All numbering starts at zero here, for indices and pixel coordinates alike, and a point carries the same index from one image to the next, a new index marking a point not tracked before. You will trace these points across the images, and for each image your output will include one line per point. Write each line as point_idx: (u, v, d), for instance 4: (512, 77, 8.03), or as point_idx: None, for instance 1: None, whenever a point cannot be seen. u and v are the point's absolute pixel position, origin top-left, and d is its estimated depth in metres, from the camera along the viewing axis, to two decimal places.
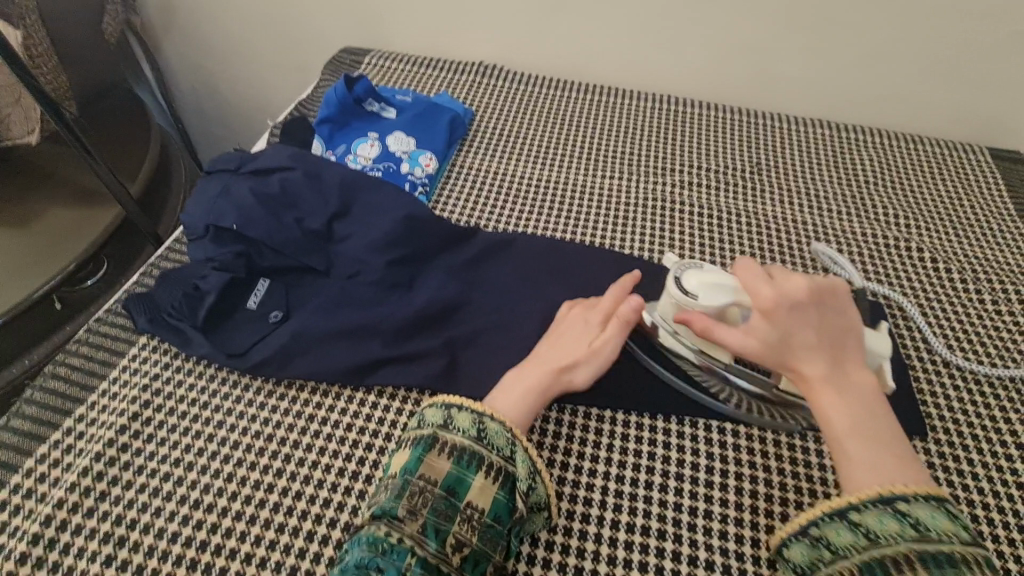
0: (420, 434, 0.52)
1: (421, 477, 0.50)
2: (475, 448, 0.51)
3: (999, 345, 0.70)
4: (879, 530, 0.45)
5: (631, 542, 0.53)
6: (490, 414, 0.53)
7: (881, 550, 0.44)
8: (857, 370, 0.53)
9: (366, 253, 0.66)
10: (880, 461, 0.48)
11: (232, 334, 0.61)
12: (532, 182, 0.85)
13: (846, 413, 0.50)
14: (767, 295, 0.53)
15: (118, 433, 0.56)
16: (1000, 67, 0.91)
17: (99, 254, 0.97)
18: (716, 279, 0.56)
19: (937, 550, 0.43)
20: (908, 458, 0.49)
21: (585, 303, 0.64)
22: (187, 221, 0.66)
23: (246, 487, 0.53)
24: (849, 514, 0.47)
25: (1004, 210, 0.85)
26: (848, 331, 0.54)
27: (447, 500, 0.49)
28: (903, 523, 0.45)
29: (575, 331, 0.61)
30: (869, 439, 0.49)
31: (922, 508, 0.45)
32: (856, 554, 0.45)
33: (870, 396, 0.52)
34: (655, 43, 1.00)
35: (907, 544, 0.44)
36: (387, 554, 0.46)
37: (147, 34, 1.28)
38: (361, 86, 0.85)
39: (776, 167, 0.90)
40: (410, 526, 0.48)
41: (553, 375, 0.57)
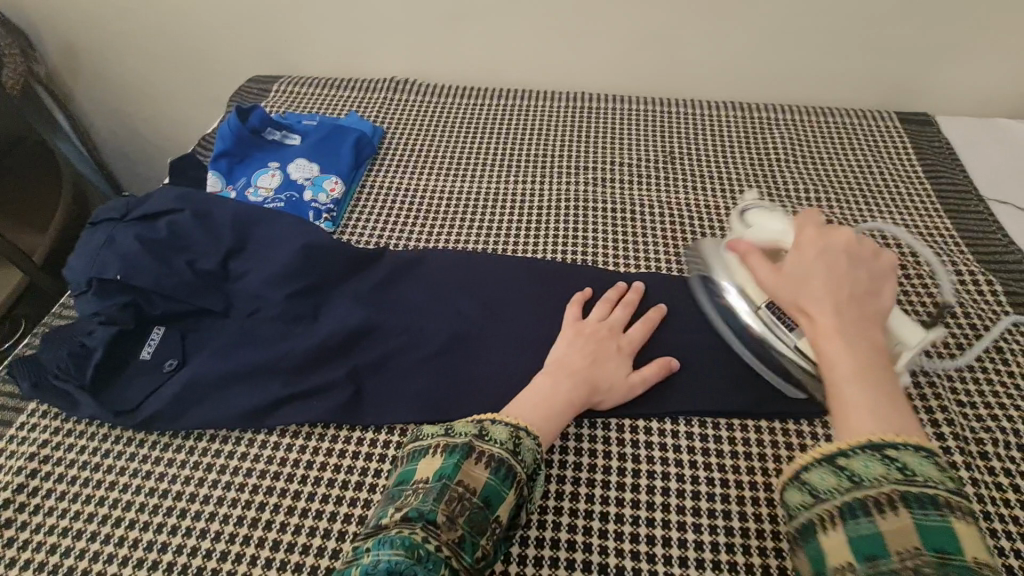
0: (453, 441, 0.50)
1: (460, 484, 0.48)
2: (512, 461, 0.50)
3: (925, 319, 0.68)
4: (864, 473, 0.42)
5: (541, 557, 0.53)
6: (527, 428, 0.52)
7: (862, 492, 0.41)
8: (876, 331, 0.50)
9: (265, 288, 0.65)
10: (879, 409, 0.44)
11: (122, 390, 0.58)
12: (444, 195, 0.84)
13: (854, 359, 0.47)
14: (806, 239, 0.55)
15: (2, 507, 0.53)
16: (893, 33, 0.93)
17: (11, 315, 0.95)
18: (772, 219, 0.64)
19: (923, 492, 0.40)
20: (911, 413, 0.45)
21: (612, 328, 0.63)
22: (71, 276, 0.64)
23: (138, 549, 0.51)
24: (836, 458, 0.44)
25: (913, 173, 0.86)
26: (875, 293, 0.52)
27: (482, 512, 0.47)
28: (891, 466, 0.41)
29: (617, 362, 0.61)
30: (871, 386, 0.46)
31: (912, 454, 0.42)
32: (839, 496, 0.42)
33: (879, 353, 0.48)
34: (562, 42, 1.01)
35: (890, 485, 0.41)
36: (423, 562, 0.43)
37: (54, 83, 1.25)
38: (256, 116, 0.83)
39: (688, 154, 0.90)
40: (445, 534, 0.45)
41: (584, 396, 0.58)
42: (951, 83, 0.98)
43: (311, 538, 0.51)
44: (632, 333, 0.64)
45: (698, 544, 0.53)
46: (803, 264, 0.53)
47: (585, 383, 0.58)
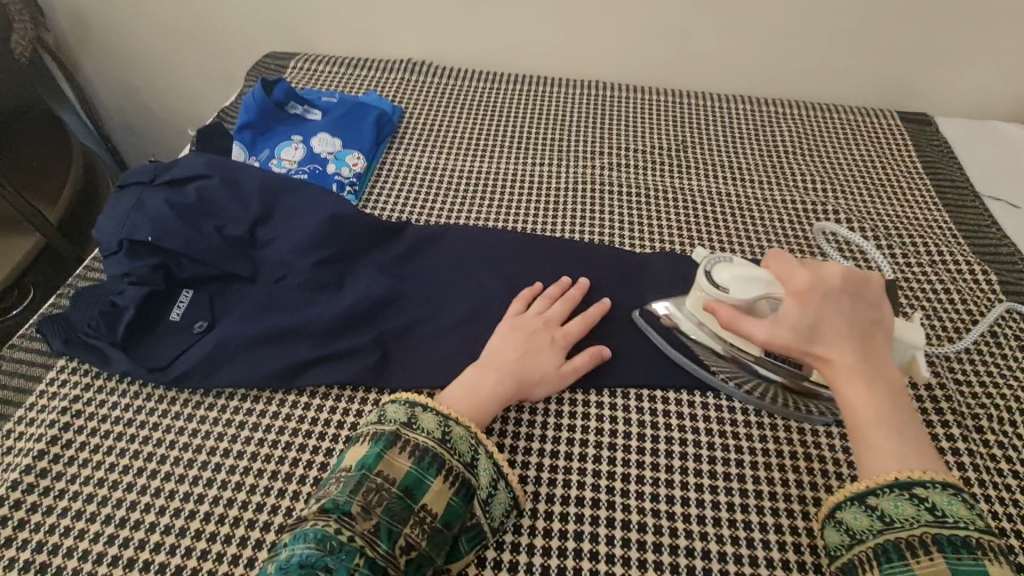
0: (381, 430, 0.53)
1: (379, 474, 0.50)
2: (438, 450, 0.52)
3: (926, 306, 0.72)
4: (896, 515, 0.46)
5: (564, 513, 0.55)
6: (456, 418, 0.54)
7: (895, 534, 0.46)
8: (890, 363, 0.51)
9: (292, 255, 0.66)
10: (904, 450, 0.48)
11: (154, 348, 0.60)
12: (463, 174, 0.85)
13: (876, 399, 0.49)
14: (803, 279, 0.52)
15: (37, 458, 0.54)
16: (898, 34, 0.96)
17: (22, 282, 0.94)
18: (750, 273, 0.55)
19: (954, 534, 0.44)
20: (930, 448, 0.48)
21: (546, 320, 0.64)
22: (100, 238, 0.65)
23: (174, 500, 0.52)
24: (867, 498, 0.48)
25: (913, 168, 0.90)
26: (878, 324, 0.52)
27: (402, 502, 0.49)
28: (922, 508, 0.46)
29: (548, 355, 0.61)
30: (894, 428, 0.48)
31: (940, 494, 0.46)
32: (873, 537, 0.47)
33: (897, 387, 0.50)
34: (578, 30, 1.02)
35: (921, 527, 0.45)
36: (335, 553, 0.45)
37: (62, 53, 1.24)
38: (280, 89, 0.84)
39: (700, 143, 0.92)
40: (361, 524, 0.47)
41: (515, 387, 0.59)
42: (952, 84, 1.02)
43: None
44: (567, 326, 0.64)
45: (715, 504, 0.56)
46: (811, 310, 0.51)
47: (513, 376, 0.59)
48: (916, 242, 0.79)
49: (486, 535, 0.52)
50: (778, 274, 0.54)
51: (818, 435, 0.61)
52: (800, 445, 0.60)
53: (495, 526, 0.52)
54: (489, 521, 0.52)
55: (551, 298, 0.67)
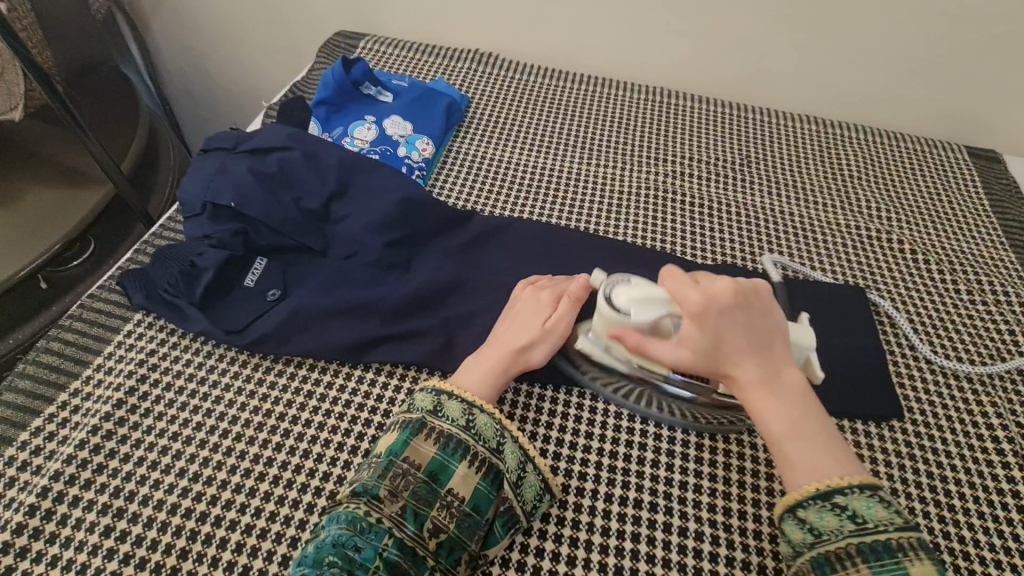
0: (408, 417, 0.54)
1: (405, 459, 0.51)
2: (462, 436, 0.52)
3: (989, 345, 0.71)
4: (822, 527, 0.47)
5: (622, 514, 0.55)
6: (480, 405, 0.54)
7: (824, 546, 0.46)
8: (792, 369, 0.52)
9: (364, 233, 0.67)
10: (816, 458, 0.49)
11: (231, 311, 0.61)
12: (526, 169, 0.86)
13: (783, 413, 0.50)
14: (696, 300, 0.51)
15: (115, 407, 0.56)
16: (978, 68, 0.94)
17: (87, 234, 0.96)
18: (647, 293, 0.54)
19: (874, 539, 0.45)
20: (841, 449, 0.50)
21: (534, 285, 0.64)
22: (184, 199, 0.66)
23: (245, 461, 0.54)
24: (795, 511, 0.48)
25: (979, 204, 0.89)
26: (773, 331, 0.52)
27: (428, 486, 0.50)
28: (842, 517, 0.47)
29: (531, 311, 0.61)
30: (805, 437, 0.49)
31: (859, 498, 0.47)
32: (807, 550, 0.47)
33: (802, 392, 0.51)
34: (649, 36, 1.02)
35: (846, 538, 0.46)
36: (364, 534, 0.47)
37: (134, 14, 1.26)
38: (357, 69, 0.85)
39: (763, 160, 0.92)
40: (388, 507, 0.49)
41: (506, 350, 0.59)
42: None
43: None
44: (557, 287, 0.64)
45: (773, 521, 0.56)
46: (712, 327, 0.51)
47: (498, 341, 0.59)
48: (986, 283, 0.77)
49: (519, 519, 0.52)
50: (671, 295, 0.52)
51: (876, 463, 0.61)
52: None
53: (528, 510, 0.53)
54: (521, 504, 0.53)
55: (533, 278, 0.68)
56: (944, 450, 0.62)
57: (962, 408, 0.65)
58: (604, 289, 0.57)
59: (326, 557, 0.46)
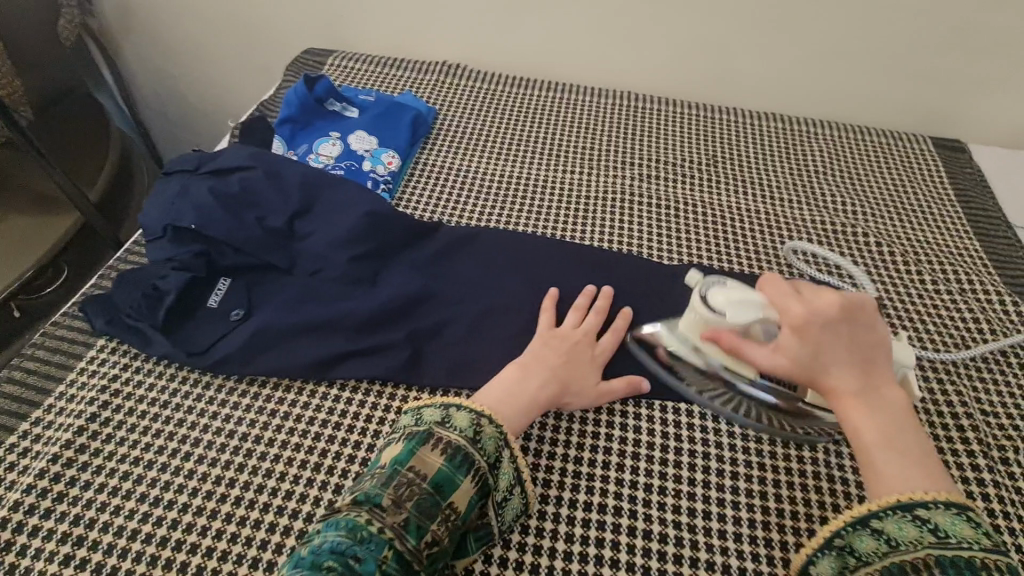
0: (414, 428, 0.52)
1: (412, 468, 0.49)
2: (469, 449, 0.51)
3: (954, 334, 0.71)
4: (901, 538, 0.45)
5: (586, 519, 0.56)
6: (489, 416, 0.54)
7: (898, 556, 0.44)
8: (893, 388, 0.50)
9: (328, 249, 0.67)
10: (906, 472, 0.47)
11: (194, 333, 0.61)
12: (495, 178, 0.86)
13: (875, 426, 0.48)
14: (797, 312, 0.52)
15: (76, 434, 0.56)
16: (938, 60, 0.96)
17: (59, 260, 0.96)
18: (741, 296, 0.57)
19: (956, 554, 0.43)
20: (938, 471, 0.47)
21: (585, 333, 0.64)
22: (145, 223, 0.67)
23: (207, 483, 0.54)
24: (870, 522, 0.47)
25: (945, 196, 0.90)
26: (877, 348, 0.51)
27: (432, 498, 0.48)
28: (923, 529, 0.44)
29: (590, 370, 0.62)
30: (900, 451, 0.47)
31: (943, 514, 0.44)
32: (878, 560, 0.45)
33: (902, 410, 0.49)
34: (614, 41, 1.03)
35: (925, 549, 0.44)
36: (364, 543, 0.44)
37: (106, 40, 1.26)
38: (321, 86, 0.86)
39: (731, 159, 0.93)
40: (391, 517, 0.46)
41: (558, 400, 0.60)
42: (989, 113, 1.01)
43: None
44: (603, 341, 0.65)
45: (736, 520, 0.56)
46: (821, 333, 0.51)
47: (554, 384, 0.59)
48: (952, 273, 0.78)
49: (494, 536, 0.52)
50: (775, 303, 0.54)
51: (843, 457, 0.61)
52: (823, 466, 0.60)
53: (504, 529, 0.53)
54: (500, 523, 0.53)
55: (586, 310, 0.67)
56: None
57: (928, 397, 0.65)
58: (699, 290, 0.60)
59: (325, 562, 0.42)
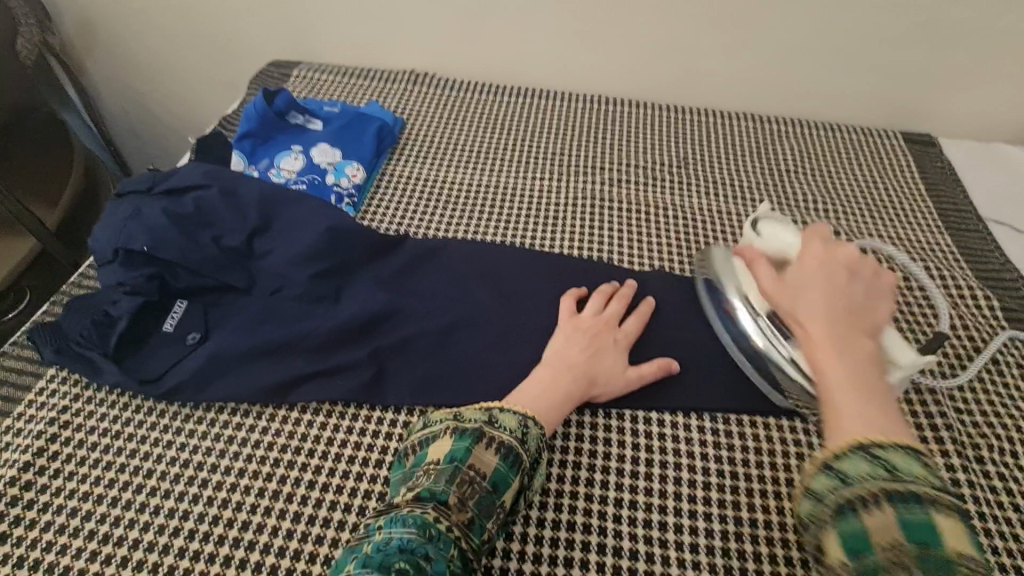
0: (464, 425, 0.52)
1: (470, 467, 0.49)
2: (519, 450, 0.51)
3: (917, 327, 0.70)
4: (853, 474, 0.40)
5: (555, 539, 0.54)
6: (535, 419, 0.54)
7: (849, 491, 0.40)
8: (869, 346, 0.49)
9: (287, 267, 0.65)
10: (867, 414, 0.43)
11: (147, 359, 0.60)
12: (463, 187, 0.85)
13: (842, 367, 0.46)
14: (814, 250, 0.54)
15: (22, 469, 0.54)
16: (905, 56, 0.96)
17: (19, 285, 0.94)
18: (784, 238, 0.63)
19: (907, 489, 0.38)
20: (901, 424, 0.43)
21: (607, 322, 0.65)
22: (96, 246, 0.65)
23: (160, 516, 0.52)
24: (825, 461, 0.42)
25: (916, 191, 0.89)
26: (865, 308, 0.51)
27: (490, 497, 0.48)
28: (879, 466, 0.40)
29: (618, 357, 0.62)
30: (863, 397, 0.44)
31: (899, 454, 0.40)
32: (829, 497, 0.40)
33: (870, 364, 0.47)
34: (582, 46, 1.02)
35: (875, 484, 0.39)
36: (434, 541, 0.44)
37: (68, 57, 1.24)
38: (282, 99, 0.84)
39: (701, 160, 0.92)
40: (456, 515, 0.46)
41: (585, 389, 0.60)
42: (957, 108, 1.01)
43: (332, 512, 0.53)
44: (626, 327, 0.66)
45: (710, 532, 0.54)
46: (800, 273, 0.53)
47: (583, 375, 0.59)
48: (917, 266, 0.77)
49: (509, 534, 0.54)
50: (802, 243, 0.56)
51: None
52: (797, 472, 0.58)
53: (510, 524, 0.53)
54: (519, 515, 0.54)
55: (607, 298, 0.68)
56: None
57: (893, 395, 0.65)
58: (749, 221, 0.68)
59: (394, 563, 0.41)
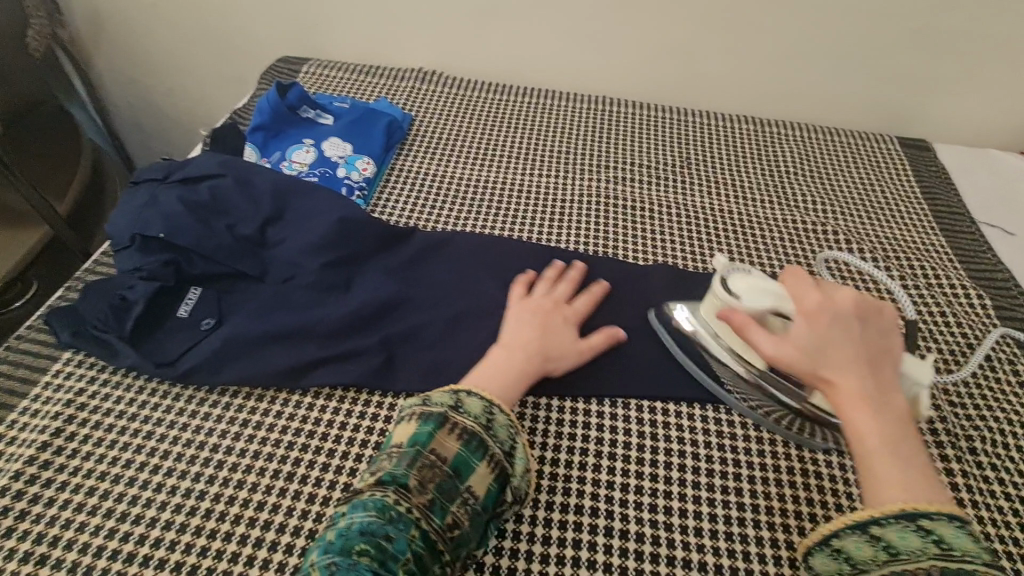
0: (429, 410, 0.53)
1: (432, 451, 0.50)
2: (483, 434, 0.52)
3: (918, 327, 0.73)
4: (903, 547, 0.45)
5: (563, 521, 0.56)
6: (500, 405, 0.54)
7: (901, 565, 0.44)
8: (898, 394, 0.51)
9: (300, 256, 0.67)
10: (907, 480, 0.46)
11: (163, 343, 0.61)
12: (471, 183, 0.86)
13: (879, 429, 0.48)
14: (814, 301, 0.54)
15: (40, 449, 0.55)
16: (901, 63, 0.98)
17: (27, 275, 0.94)
18: (761, 284, 0.58)
19: (961, 568, 0.43)
20: (938, 482, 0.47)
21: (554, 300, 0.67)
22: (113, 233, 0.66)
23: (176, 496, 0.53)
24: (869, 528, 0.46)
25: (913, 194, 0.92)
26: (888, 353, 0.52)
27: (452, 481, 0.49)
28: (927, 540, 0.44)
29: (567, 332, 0.64)
30: (899, 461, 0.47)
31: (947, 526, 0.44)
32: (877, 567, 0.45)
33: (903, 417, 0.50)
34: (587, 47, 1.04)
35: (929, 560, 0.44)
36: (393, 523, 0.46)
37: (76, 50, 1.25)
38: (294, 93, 0.86)
39: (704, 162, 0.94)
40: (417, 497, 0.48)
41: (539, 362, 0.61)
42: (952, 113, 1.04)
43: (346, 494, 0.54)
44: (575, 304, 0.67)
45: (712, 516, 0.56)
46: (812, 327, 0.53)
47: (535, 350, 0.61)
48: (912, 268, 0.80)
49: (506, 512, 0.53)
50: (792, 293, 0.56)
51: (816, 451, 0.61)
52: (797, 460, 0.61)
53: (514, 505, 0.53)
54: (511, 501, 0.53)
55: (553, 279, 0.70)
56: None
57: None
58: (720, 273, 0.61)
59: (354, 545, 0.45)
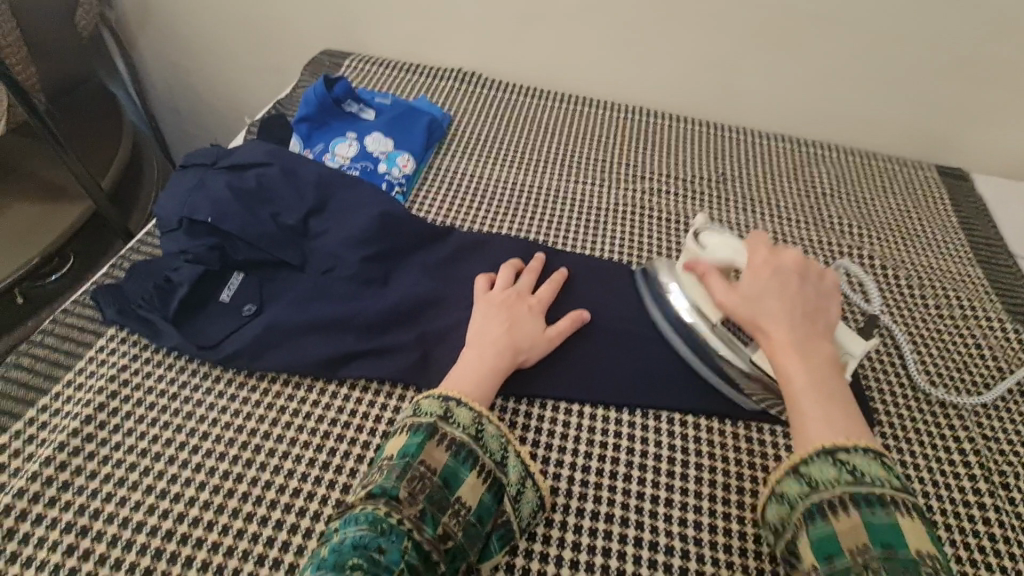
0: (417, 421, 0.53)
1: (421, 462, 0.50)
2: (472, 445, 0.52)
3: (954, 358, 0.73)
4: (822, 479, 0.48)
5: (595, 529, 0.56)
6: (489, 416, 0.54)
7: (820, 496, 0.47)
8: (826, 345, 0.57)
9: (341, 248, 0.67)
10: (829, 419, 0.51)
11: (205, 325, 0.62)
12: (508, 185, 0.87)
13: (804, 373, 0.54)
14: (762, 260, 0.62)
15: (83, 423, 0.56)
16: (944, 91, 0.98)
17: (65, 249, 0.96)
18: (729, 242, 0.65)
19: (870, 492, 0.46)
20: (859, 424, 0.51)
21: (518, 292, 0.66)
22: (162, 214, 0.67)
23: (214, 477, 0.54)
24: (797, 467, 0.50)
25: (949, 222, 0.91)
26: (820, 311, 0.60)
27: (442, 492, 0.49)
28: (843, 471, 0.48)
29: (533, 323, 0.64)
30: (823, 398, 0.52)
31: (860, 457, 0.48)
32: (801, 501, 0.48)
33: (830, 366, 0.55)
34: (628, 57, 1.05)
35: (842, 489, 0.47)
36: (387, 535, 0.46)
37: (122, 32, 1.27)
38: (339, 87, 0.87)
39: (740, 178, 0.94)
40: (409, 509, 0.48)
41: (511, 359, 0.60)
42: (993, 144, 1.03)
43: None
44: (540, 293, 0.67)
45: (742, 534, 0.56)
46: (757, 283, 0.60)
47: (507, 348, 0.60)
48: (948, 295, 0.80)
49: (515, 535, 0.52)
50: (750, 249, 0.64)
51: None
52: None
53: (522, 527, 0.53)
54: (518, 521, 0.53)
55: (516, 270, 0.69)
56: (914, 463, 0.63)
57: (925, 419, 0.67)
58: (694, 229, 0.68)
59: (349, 560, 0.43)
